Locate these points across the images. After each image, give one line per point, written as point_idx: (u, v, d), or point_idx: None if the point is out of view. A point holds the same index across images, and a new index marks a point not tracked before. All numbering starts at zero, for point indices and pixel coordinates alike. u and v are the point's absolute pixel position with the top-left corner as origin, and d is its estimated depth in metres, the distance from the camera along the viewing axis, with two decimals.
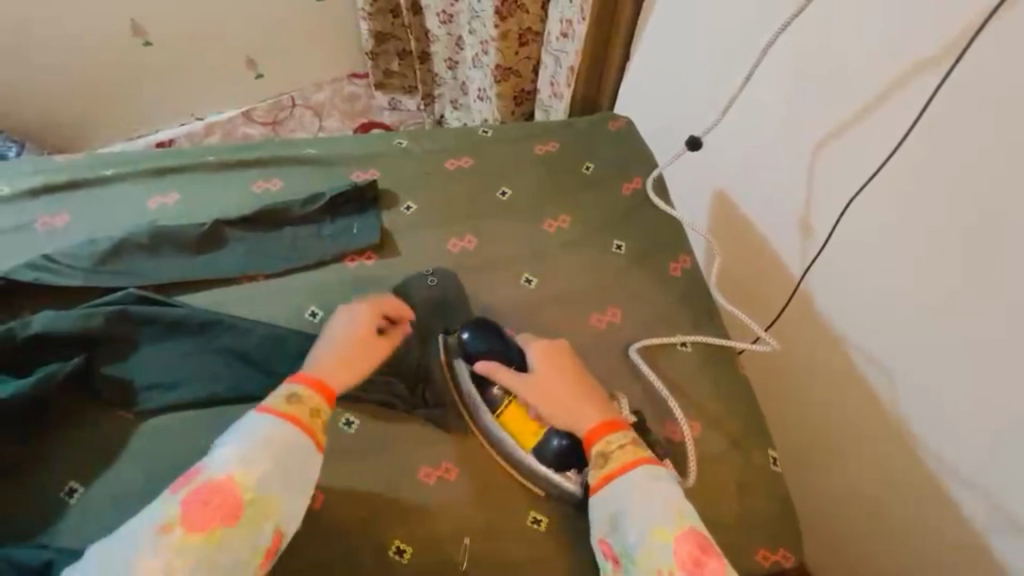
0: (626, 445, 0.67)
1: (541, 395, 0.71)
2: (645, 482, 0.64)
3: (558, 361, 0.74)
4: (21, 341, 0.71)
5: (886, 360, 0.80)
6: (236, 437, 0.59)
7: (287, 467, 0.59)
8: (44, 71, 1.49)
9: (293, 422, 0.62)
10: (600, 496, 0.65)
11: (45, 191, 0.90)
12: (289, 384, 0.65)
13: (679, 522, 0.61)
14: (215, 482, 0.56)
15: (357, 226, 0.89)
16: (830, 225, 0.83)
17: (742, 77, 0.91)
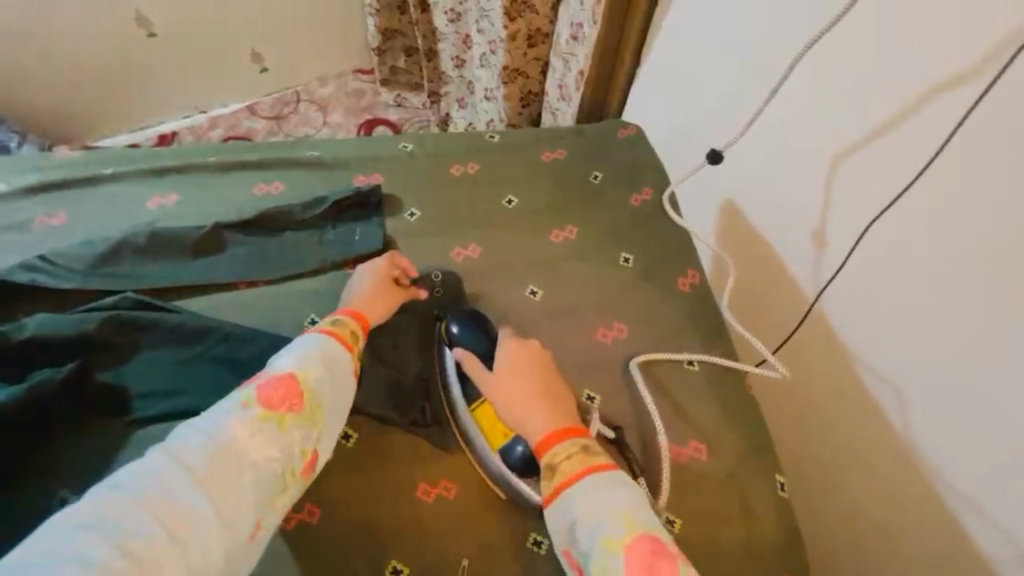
0: (574, 453, 0.60)
1: (503, 397, 0.67)
2: (595, 487, 0.57)
3: (531, 359, 0.70)
4: (15, 343, 0.69)
5: (899, 388, 0.77)
6: (291, 346, 0.61)
7: (342, 373, 0.61)
8: (46, 59, 1.47)
9: (340, 339, 0.64)
10: (552, 508, 0.58)
11: (44, 189, 0.89)
12: (333, 314, 0.68)
13: (631, 528, 0.53)
14: (280, 375, 0.57)
15: (359, 233, 0.88)
16: (843, 244, 0.81)
17: (762, 98, 0.89)
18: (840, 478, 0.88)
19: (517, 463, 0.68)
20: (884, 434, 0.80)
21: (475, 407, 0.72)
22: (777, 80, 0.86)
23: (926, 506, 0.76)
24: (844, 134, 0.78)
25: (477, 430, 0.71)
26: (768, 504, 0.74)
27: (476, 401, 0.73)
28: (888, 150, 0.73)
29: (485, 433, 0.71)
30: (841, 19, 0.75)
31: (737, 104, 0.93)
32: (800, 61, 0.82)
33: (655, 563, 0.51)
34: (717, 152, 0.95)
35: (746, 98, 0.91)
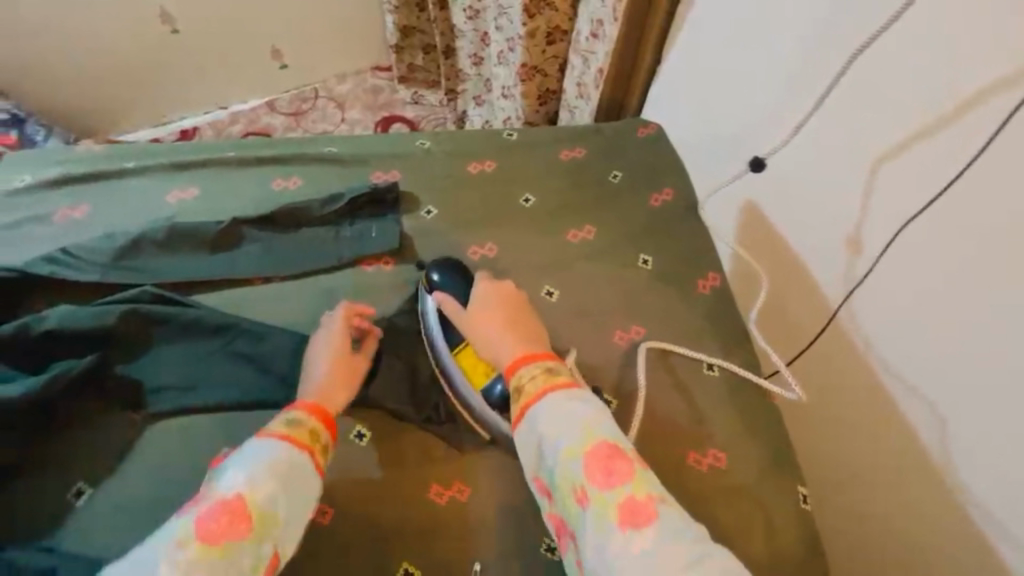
0: (537, 375, 0.63)
1: (479, 332, 0.70)
2: (554, 403, 0.60)
3: (505, 296, 0.73)
4: (34, 336, 0.70)
5: (928, 400, 0.74)
6: (240, 456, 0.55)
7: (299, 488, 0.55)
8: (72, 55, 1.50)
9: (296, 444, 0.57)
10: (519, 430, 0.62)
11: (67, 182, 0.90)
12: (287, 410, 0.61)
13: (587, 438, 0.57)
14: (222, 501, 0.51)
15: (375, 230, 0.87)
16: (872, 251, 0.78)
17: (805, 110, 0.84)
18: (862, 488, 0.86)
19: (499, 403, 0.69)
20: (911, 446, 0.77)
21: (457, 351, 0.74)
22: (822, 89, 0.81)
23: (953, 522, 0.74)
24: (875, 140, 0.75)
25: (460, 374, 0.73)
26: (789, 515, 0.72)
27: (458, 345, 0.74)
28: (925, 157, 0.70)
29: (466, 374, 0.73)
30: (892, 24, 0.70)
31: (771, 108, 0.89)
32: (848, 70, 0.77)
33: (611, 463, 0.55)
34: (760, 159, 0.92)
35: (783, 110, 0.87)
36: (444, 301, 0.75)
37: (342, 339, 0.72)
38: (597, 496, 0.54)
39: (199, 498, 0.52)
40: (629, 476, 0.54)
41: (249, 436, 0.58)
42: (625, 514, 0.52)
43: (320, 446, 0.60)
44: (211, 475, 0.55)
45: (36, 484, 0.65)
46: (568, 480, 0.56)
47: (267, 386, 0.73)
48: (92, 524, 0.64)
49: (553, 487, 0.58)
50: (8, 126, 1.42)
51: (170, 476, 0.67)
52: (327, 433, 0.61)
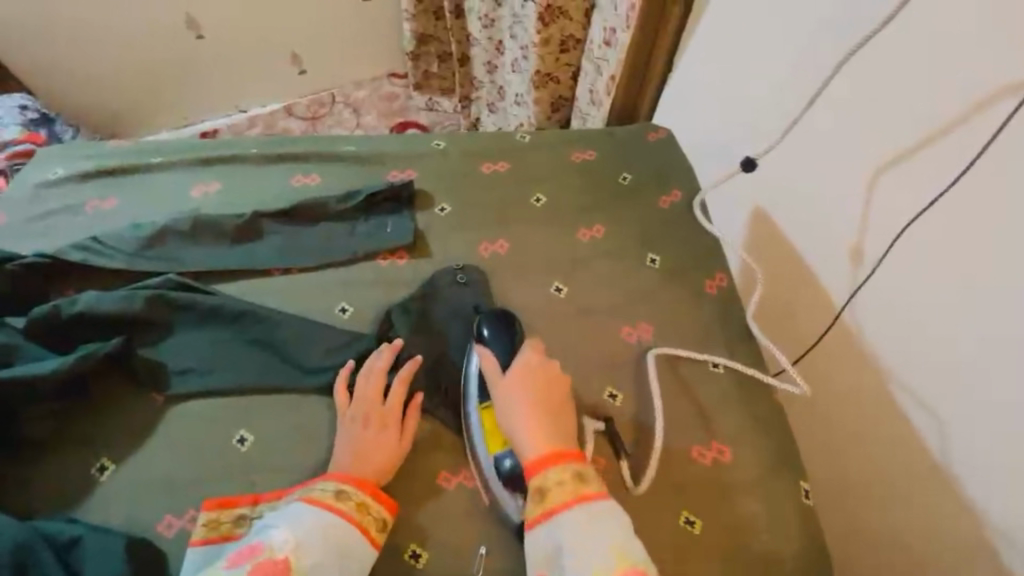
0: (564, 482, 0.64)
1: (510, 407, 0.68)
2: (582, 518, 0.61)
3: (546, 373, 0.72)
4: (65, 318, 0.73)
5: (933, 400, 0.74)
6: (292, 520, 0.61)
7: (343, 560, 0.60)
8: (103, 59, 1.56)
9: (343, 518, 0.62)
10: (542, 538, 0.62)
11: (97, 175, 0.94)
12: (337, 481, 0.65)
13: (618, 562, 0.57)
14: (272, 563, 0.57)
15: (391, 225, 0.90)
16: (875, 253, 0.79)
17: (797, 111, 0.87)
18: (867, 488, 0.86)
19: (505, 476, 0.67)
20: (913, 446, 0.78)
21: (484, 405, 0.72)
22: (817, 86, 0.83)
23: (957, 521, 0.74)
24: (885, 144, 0.76)
25: (478, 427, 0.71)
26: (791, 509, 0.73)
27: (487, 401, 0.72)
28: (930, 160, 0.71)
29: (484, 433, 0.71)
30: (883, 28, 0.73)
31: (777, 113, 0.91)
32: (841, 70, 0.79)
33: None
34: (752, 159, 0.93)
35: (779, 114, 0.90)
36: (482, 356, 0.74)
37: (381, 418, 0.70)
38: None
39: (252, 546, 0.58)
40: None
41: (300, 495, 0.64)
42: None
43: (371, 519, 0.64)
44: (261, 525, 0.61)
45: (64, 459, 0.68)
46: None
47: (284, 372, 0.76)
48: (115, 499, 0.66)
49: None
50: (38, 125, 1.48)
51: (189, 457, 0.70)
52: (371, 506, 0.65)
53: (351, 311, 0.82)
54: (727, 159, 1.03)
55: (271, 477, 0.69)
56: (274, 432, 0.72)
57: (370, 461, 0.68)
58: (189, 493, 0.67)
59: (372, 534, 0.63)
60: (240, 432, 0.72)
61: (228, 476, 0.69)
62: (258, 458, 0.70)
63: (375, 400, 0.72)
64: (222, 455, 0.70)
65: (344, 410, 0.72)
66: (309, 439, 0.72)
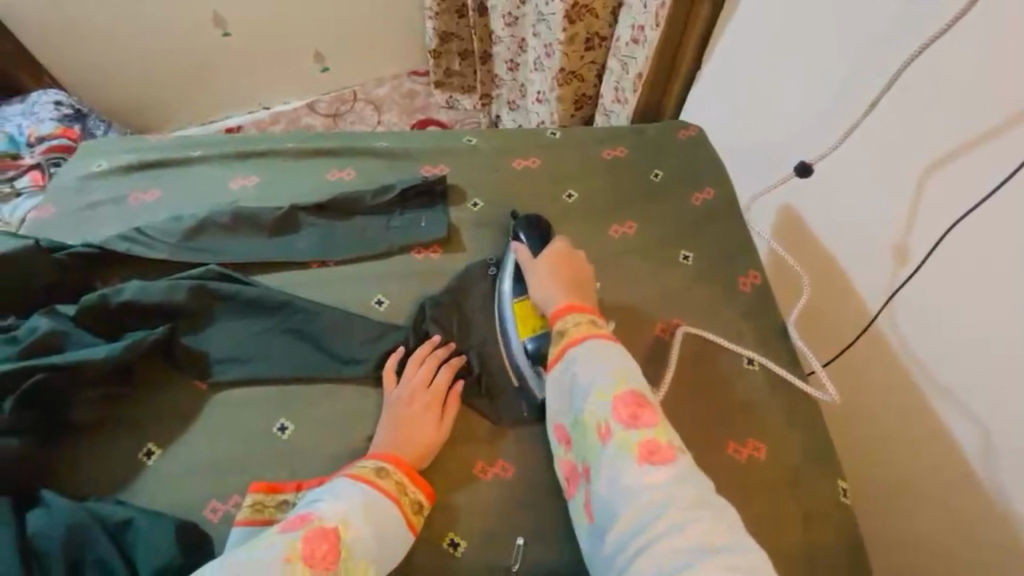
0: (581, 324, 0.71)
1: (538, 278, 0.77)
2: (592, 351, 0.68)
3: (572, 256, 0.80)
4: (113, 306, 0.75)
5: (975, 402, 0.73)
6: (340, 494, 0.61)
7: (387, 537, 0.61)
8: (133, 57, 1.60)
9: (384, 493, 0.63)
10: (555, 370, 0.70)
11: (139, 168, 0.96)
12: (374, 459, 0.66)
13: (619, 384, 0.65)
14: (323, 532, 0.58)
15: (424, 219, 0.91)
16: (918, 260, 0.78)
17: (859, 112, 0.83)
18: (900, 488, 0.85)
19: (531, 356, 0.76)
20: (950, 450, 0.77)
21: (518, 300, 0.79)
22: (878, 91, 0.80)
23: (999, 525, 0.73)
24: (934, 146, 0.74)
25: (512, 317, 0.79)
26: (828, 508, 0.73)
27: (520, 296, 0.80)
28: (977, 163, 0.70)
29: (516, 322, 0.78)
30: (957, 22, 0.69)
31: (825, 115, 0.88)
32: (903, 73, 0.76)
33: (637, 410, 0.62)
34: (808, 165, 0.90)
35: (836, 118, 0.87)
36: (516, 249, 0.82)
37: (427, 403, 0.72)
38: (620, 434, 0.61)
39: (304, 514, 0.59)
40: (652, 423, 0.62)
41: (342, 473, 0.65)
42: (644, 453, 0.59)
43: (408, 499, 0.65)
44: (306, 499, 0.62)
45: (112, 443, 0.70)
46: (594, 419, 0.63)
47: (322, 362, 0.77)
48: (162, 483, 0.68)
49: (578, 427, 0.65)
50: (73, 120, 1.52)
51: (232, 443, 0.71)
52: (409, 486, 0.66)
53: (386, 303, 0.84)
54: (769, 167, 1.01)
55: (312, 463, 0.71)
56: (315, 420, 0.74)
57: (406, 447, 0.69)
58: (232, 477, 0.69)
59: (409, 515, 0.64)
60: (281, 420, 0.73)
61: (270, 462, 0.70)
62: (299, 444, 0.72)
63: (421, 388, 0.73)
64: (265, 441, 0.72)
65: (389, 393, 0.74)
66: (349, 427, 0.73)
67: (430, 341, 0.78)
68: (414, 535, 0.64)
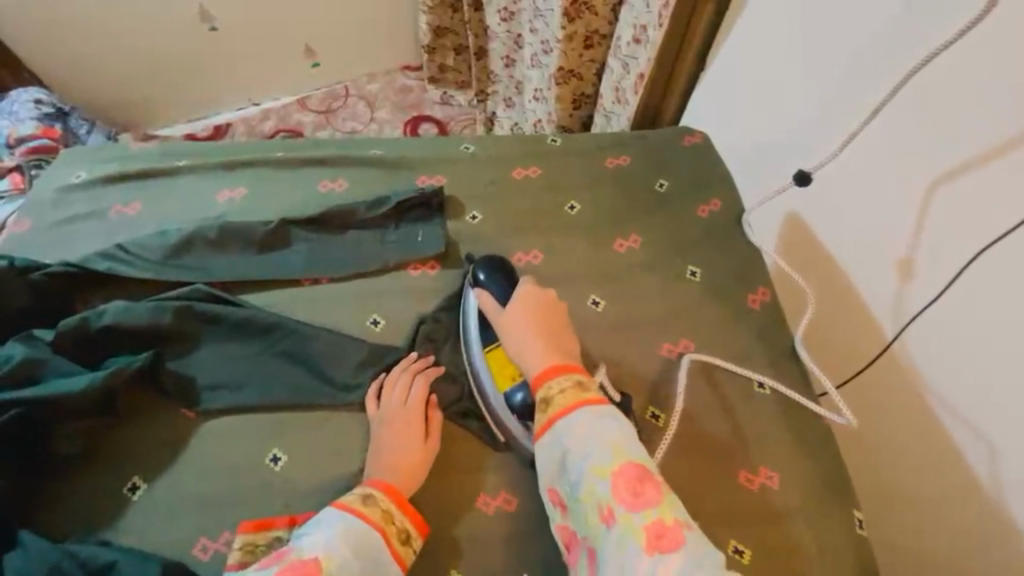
0: (567, 388, 0.65)
1: (513, 333, 0.71)
2: (586, 420, 0.62)
3: (543, 299, 0.74)
4: (93, 330, 0.71)
5: (988, 428, 0.71)
6: (320, 526, 0.59)
7: (373, 570, 0.58)
8: (117, 52, 1.54)
9: (368, 522, 0.60)
10: (543, 442, 0.64)
11: (121, 179, 0.92)
12: (363, 486, 0.64)
13: (617, 456, 0.59)
14: (303, 562, 0.55)
15: (421, 234, 0.87)
16: (932, 279, 0.75)
17: (862, 118, 0.81)
18: (908, 513, 0.83)
19: (518, 409, 0.69)
20: (961, 477, 0.75)
21: (488, 349, 0.74)
22: (882, 95, 0.77)
23: (1012, 555, 0.71)
24: (946, 159, 0.71)
25: (487, 372, 0.73)
26: (841, 540, 0.71)
27: (490, 343, 0.75)
28: (990, 178, 0.67)
29: (492, 375, 0.73)
30: (970, 30, 0.66)
31: (835, 123, 0.85)
32: (907, 82, 0.74)
33: (639, 486, 0.57)
34: (806, 174, 0.88)
35: (834, 125, 0.85)
36: (482, 297, 0.76)
37: (409, 417, 0.70)
38: (625, 517, 0.56)
39: (282, 551, 0.57)
40: (657, 500, 0.57)
41: (329, 503, 0.63)
42: (651, 538, 0.54)
43: (395, 528, 0.62)
44: (296, 533, 0.60)
45: (94, 476, 0.67)
46: (594, 498, 0.58)
47: (316, 388, 0.74)
48: (147, 519, 0.65)
49: (574, 501, 0.60)
50: (54, 119, 1.46)
51: (221, 476, 0.68)
52: (398, 515, 0.63)
53: (382, 323, 0.80)
54: (773, 173, 0.97)
55: (306, 497, 0.68)
56: (308, 451, 0.70)
57: (394, 472, 0.66)
58: (221, 513, 0.66)
59: (395, 547, 0.61)
60: (274, 451, 0.70)
61: (261, 496, 0.67)
62: (292, 478, 0.69)
63: (400, 403, 0.71)
64: (255, 474, 0.68)
65: (372, 413, 0.72)
66: (344, 457, 0.70)
67: (404, 360, 0.76)
68: (403, 567, 0.61)
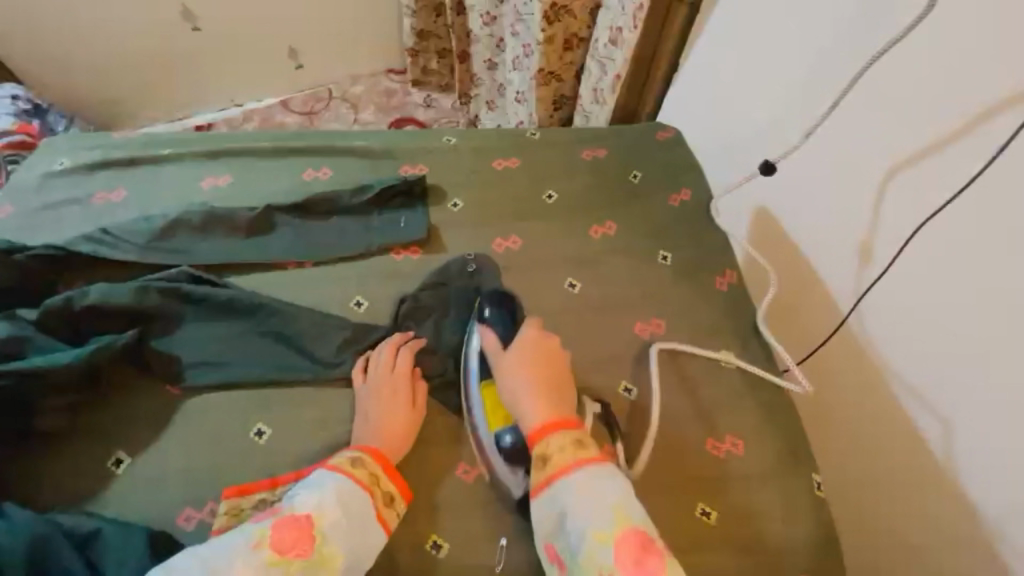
0: (566, 447, 0.63)
1: (508, 379, 0.70)
2: (587, 481, 0.60)
3: (545, 346, 0.73)
4: (77, 309, 0.72)
5: (933, 397, 0.76)
6: (312, 485, 0.61)
7: (361, 531, 0.60)
8: (97, 53, 1.55)
9: (356, 482, 0.63)
10: (542, 501, 0.62)
11: (106, 167, 0.93)
12: (352, 449, 0.66)
13: (621, 523, 0.57)
14: (295, 516, 0.58)
15: (404, 221, 0.90)
16: (887, 257, 0.80)
17: (817, 117, 0.87)
18: (870, 483, 0.87)
19: (506, 451, 0.68)
20: (911, 445, 0.80)
21: (485, 382, 0.74)
22: (836, 95, 0.83)
23: (962, 517, 0.75)
24: (895, 146, 0.77)
25: (480, 406, 0.73)
26: (802, 502, 0.75)
27: (487, 376, 0.74)
28: (931, 169, 0.73)
29: (485, 412, 0.72)
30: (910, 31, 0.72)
31: (793, 120, 0.91)
32: (859, 68, 0.79)
33: (643, 555, 0.55)
34: (770, 163, 0.93)
35: (795, 124, 0.91)
36: (485, 337, 0.75)
37: (394, 386, 0.73)
38: None
39: (276, 506, 0.60)
40: (663, 570, 0.54)
41: (319, 466, 0.65)
42: None
43: (381, 490, 0.64)
44: (288, 493, 0.62)
45: (77, 452, 0.67)
46: (592, 563, 0.56)
47: (300, 364, 0.76)
48: (132, 492, 0.66)
49: (572, 562, 0.58)
50: (31, 116, 1.46)
51: (204, 450, 0.69)
52: (384, 479, 0.65)
53: (365, 304, 0.83)
54: (741, 168, 1.03)
55: (289, 468, 0.69)
56: (292, 423, 0.72)
57: (383, 436, 0.69)
58: (204, 485, 0.67)
59: (381, 509, 0.63)
60: (258, 425, 0.71)
61: (245, 469, 0.69)
62: (275, 451, 0.70)
63: (386, 373, 0.74)
64: (239, 446, 0.70)
65: (358, 385, 0.74)
66: (328, 431, 0.72)
67: (388, 338, 0.78)
68: (386, 529, 0.63)
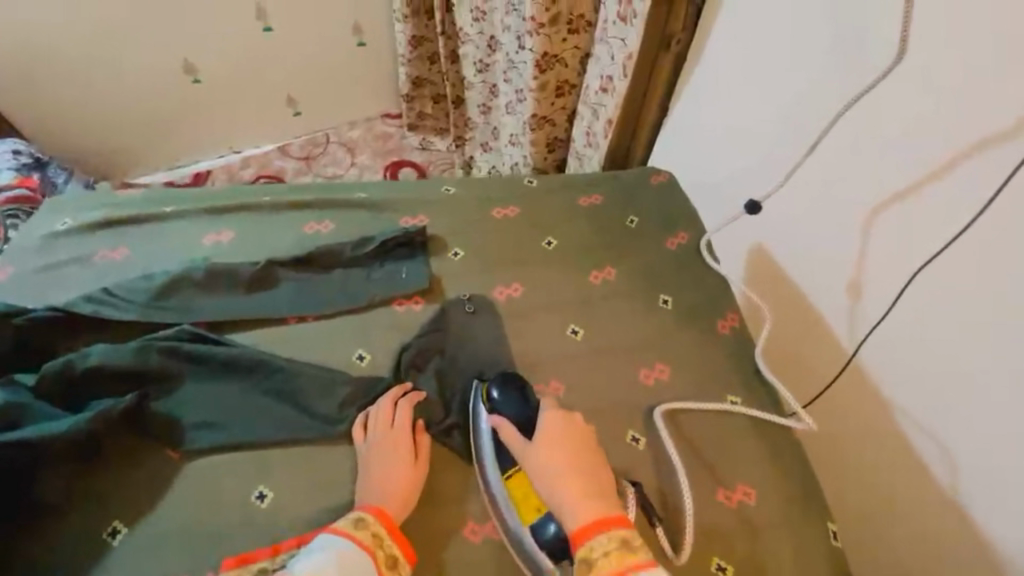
0: (612, 550, 0.59)
1: (540, 468, 0.66)
2: None
3: (570, 425, 0.70)
4: (78, 372, 0.72)
5: (943, 436, 0.75)
6: (313, 552, 0.60)
7: None
8: (100, 103, 1.58)
9: (359, 547, 0.61)
10: None
11: (108, 225, 0.93)
12: (357, 510, 0.65)
13: None
14: None
15: (405, 271, 0.90)
16: (884, 297, 0.80)
17: (800, 152, 0.90)
18: (886, 529, 0.85)
19: (547, 545, 0.64)
20: (927, 488, 0.78)
21: (508, 474, 0.69)
22: (818, 134, 0.86)
23: (982, 563, 0.73)
24: (882, 186, 0.78)
25: (509, 500, 0.68)
26: (819, 549, 0.74)
27: (509, 468, 0.70)
28: (926, 207, 0.73)
29: (515, 506, 0.68)
30: (894, 69, 0.74)
31: (783, 160, 0.93)
32: (855, 104, 0.80)
33: None
34: (755, 203, 0.96)
35: (781, 160, 0.93)
36: (499, 423, 0.71)
37: (396, 443, 0.71)
38: None
39: None
40: None
41: (322, 531, 0.63)
42: None
43: (383, 552, 0.63)
44: (291, 562, 0.61)
45: (72, 524, 0.65)
46: None
47: (302, 423, 0.74)
48: (127, 565, 0.64)
49: None
50: (31, 169, 1.47)
51: (203, 517, 0.67)
52: (388, 540, 0.64)
53: (367, 357, 0.82)
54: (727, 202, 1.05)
55: (293, 532, 0.67)
56: (293, 486, 0.70)
57: (387, 496, 0.67)
58: (201, 554, 0.65)
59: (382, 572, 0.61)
60: (259, 488, 0.70)
61: (245, 535, 0.66)
62: (276, 516, 0.68)
63: (386, 430, 0.72)
64: (239, 512, 0.68)
65: (359, 442, 0.73)
66: (331, 492, 0.70)
67: (388, 391, 0.78)
68: None
